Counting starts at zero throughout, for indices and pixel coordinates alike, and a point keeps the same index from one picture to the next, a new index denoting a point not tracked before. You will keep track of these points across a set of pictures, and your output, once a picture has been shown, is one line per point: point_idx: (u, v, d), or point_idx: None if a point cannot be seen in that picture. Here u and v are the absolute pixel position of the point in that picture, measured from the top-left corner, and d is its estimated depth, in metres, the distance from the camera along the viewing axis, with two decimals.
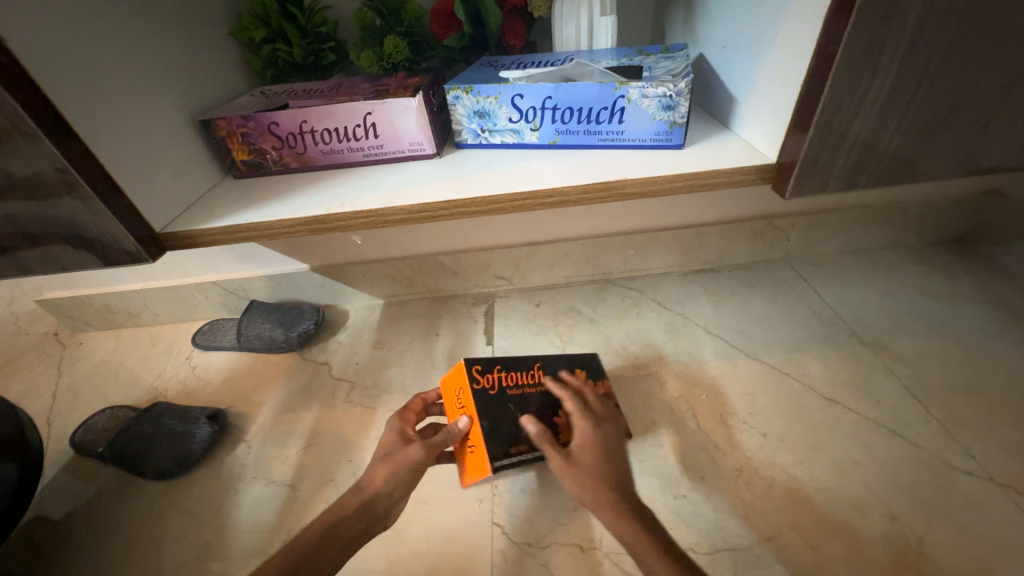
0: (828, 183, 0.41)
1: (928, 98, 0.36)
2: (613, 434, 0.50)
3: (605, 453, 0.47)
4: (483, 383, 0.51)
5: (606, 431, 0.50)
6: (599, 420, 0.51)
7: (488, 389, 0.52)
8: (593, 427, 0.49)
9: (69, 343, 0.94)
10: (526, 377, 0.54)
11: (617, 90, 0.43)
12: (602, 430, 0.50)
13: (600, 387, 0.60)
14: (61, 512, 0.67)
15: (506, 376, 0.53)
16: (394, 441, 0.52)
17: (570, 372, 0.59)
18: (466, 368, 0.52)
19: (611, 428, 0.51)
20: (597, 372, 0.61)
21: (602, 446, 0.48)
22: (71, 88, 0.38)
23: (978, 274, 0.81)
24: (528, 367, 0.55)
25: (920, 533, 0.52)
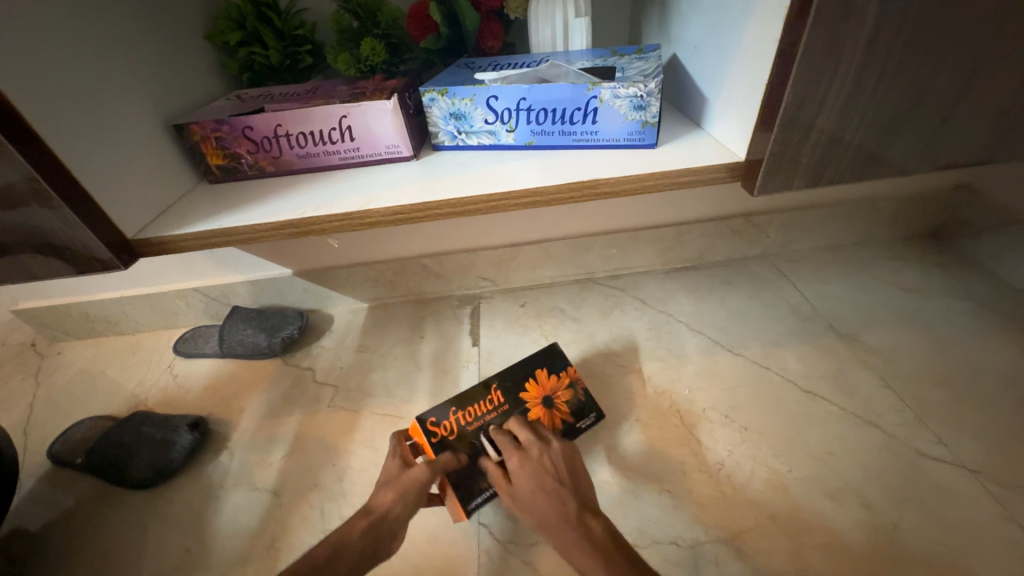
0: (795, 179, 0.42)
1: (888, 95, 0.37)
2: (546, 464, 0.53)
3: (538, 489, 0.50)
4: (441, 432, 0.59)
5: (535, 466, 0.52)
6: (527, 458, 0.53)
7: (446, 436, 0.59)
8: (522, 468, 0.52)
9: (46, 352, 0.92)
10: (484, 405, 0.62)
11: (589, 90, 0.43)
12: (531, 466, 0.52)
13: (565, 376, 0.66)
14: (37, 524, 0.66)
15: (463, 414, 0.61)
16: (395, 466, 0.54)
17: (533, 377, 0.66)
18: (422, 424, 0.59)
19: (540, 460, 0.53)
20: (560, 361, 0.67)
21: (533, 483, 0.51)
22: (37, 94, 0.37)
23: (951, 267, 0.83)
24: (483, 395, 0.63)
25: (896, 522, 0.53)
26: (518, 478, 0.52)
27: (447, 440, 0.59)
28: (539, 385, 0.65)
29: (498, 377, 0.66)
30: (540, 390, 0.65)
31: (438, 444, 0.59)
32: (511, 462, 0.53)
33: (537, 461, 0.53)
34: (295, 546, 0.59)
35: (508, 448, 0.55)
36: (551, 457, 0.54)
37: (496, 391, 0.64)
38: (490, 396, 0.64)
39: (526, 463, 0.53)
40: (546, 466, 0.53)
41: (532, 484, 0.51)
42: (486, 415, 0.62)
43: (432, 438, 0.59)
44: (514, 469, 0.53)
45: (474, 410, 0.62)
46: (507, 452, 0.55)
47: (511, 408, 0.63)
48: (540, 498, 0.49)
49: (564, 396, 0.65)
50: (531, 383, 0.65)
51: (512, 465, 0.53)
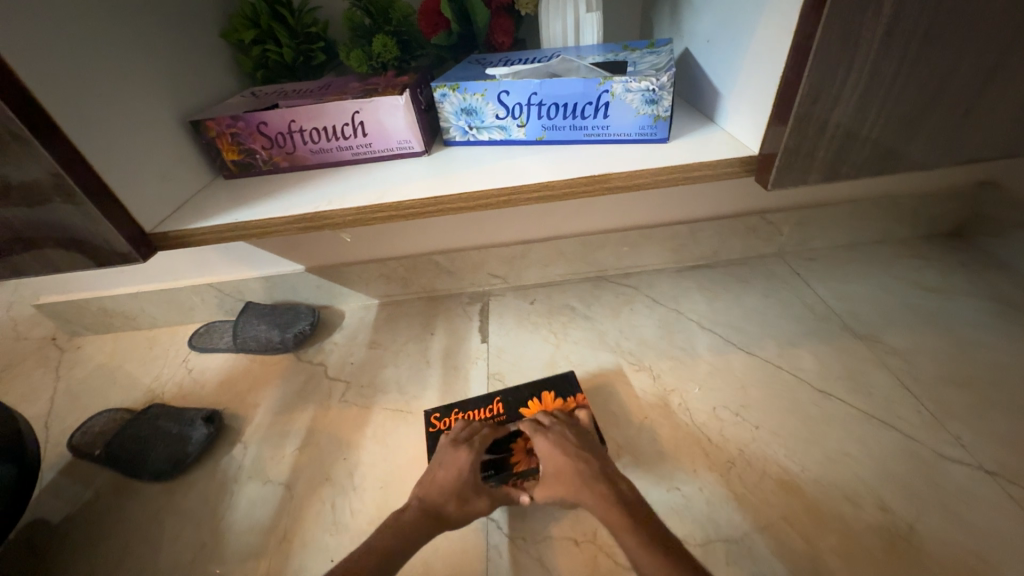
0: (809, 174, 0.41)
1: (907, 86, 0.36)
2: (573, 437, 0.55)
3: (564, 455, 0.53)
4: (439, 425, 0.65)
5: (559, 439, 0.55)
6: (554, 432, 0.56)
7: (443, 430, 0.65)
8: (548, 440, 0.55)
9: (67, 347, 0.95)
10: (482, 412, 0.66)
11: (601, 85, 0.43)
12: (556, 438, 0.55)
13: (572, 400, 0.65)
14: (59, 514, 0.68)
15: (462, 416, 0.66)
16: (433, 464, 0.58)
17: (536, 398, 0.66)
18: (427, 414, 0.67)
19: (565, 433, 0.56)
20: (570, 389, 0.66)
21: (562, 451, 0.53)
22: (60, 91, 0.38)
23: (972, 266, 0.81)
24: (485, 403, 0.67)
25: (914, 524, 0.52)
26: (545, 446, 0.54)
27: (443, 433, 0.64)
28: (540, 405, 0.65)
29: (504, 392, 0.68)
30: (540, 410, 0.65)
31: (433, 434, 0.65)
32: (536, 436, 0.56)
33: (561, 435, 0.56)
34: (308, 538, 0.60)
35: (531, 426, 0.58)
36: (577, 432, 0.57)
37: (498, 402, 0.67)
38: (491, 405, 0.66)
39: (550, 435, 0.56)
40: (569, 438, 0.55)
41: (559, 450, 0.54)
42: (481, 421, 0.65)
43: (431, 429, 0.65)
44: (541, 440, 0.55)
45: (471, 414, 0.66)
46: (531, 429, 0.57)
47: (506, 420, 0.64)
48: (566, 463, 0.52)
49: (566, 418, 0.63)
50: (532, 402, 0.66)
51: (539, 437, 0.56)
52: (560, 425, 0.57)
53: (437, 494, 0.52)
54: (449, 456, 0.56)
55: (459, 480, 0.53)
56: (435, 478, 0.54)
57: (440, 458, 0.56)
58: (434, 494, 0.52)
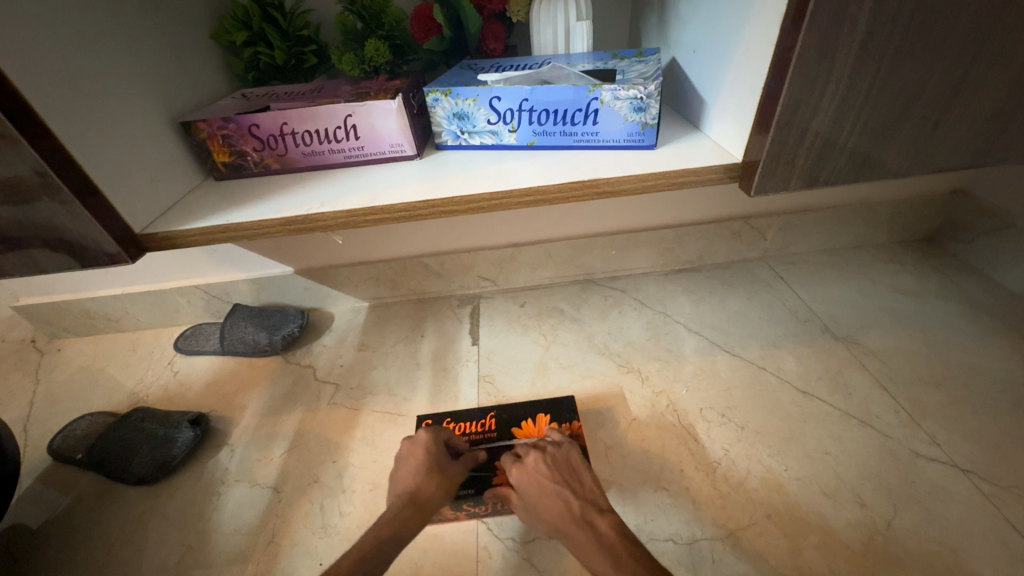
0: (791, 180, 0.43)
1: (881, 98, 0.38)
2: (549, 468, 0.54)
3: (542, 494, 0.51)
4: None
5: (538, 473, 0.53)
6: (530, 464, 0.55)
7: None
8: (524, 475, 0.53)
9: (46, 349, 0.93)
10: (474, 425, 0.66)
11: (590, 92, 0.44)
12: (533, 473, 0.53)
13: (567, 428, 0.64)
14: (38, 520, 0.66)
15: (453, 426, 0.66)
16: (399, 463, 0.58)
17: (531, 419, 0.66)
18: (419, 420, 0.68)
19: (541, 463, 0.54)
20: (568, 414, 0.66)
21: (539, 487, 0.52)
22: (48, 90, 0.38)
23: (946, 271, 0.84)
24: (478, 417, 0.67)
25: (891, 520, 0.54)
26: (523, 481, 0.53)
27: None
28: (532, 428, 0.65)
29: (500, 408, 0.68)
30: (531, 433, 0.64)
31: None
32: (513, 472, 0.54)
33: (538, 467, 0.54)
34: (296, 541, 0.59)
35: (508, 460, 0.56)
36: (554, 460, 0.55)
37: (491, 417, 0.67)
38: (484, 419, 0.67)
39: (526, 469, 0.54)
40: (546, 468, 0.54)
41: (536, 488, 0.52)
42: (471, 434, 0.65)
43: None
44: (517, 475, 0.54)
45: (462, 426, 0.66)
46: (508, 463, 0.56)
47: (497, 436, 0.64)
48: (545, 504, 0.51)
49: None
50: (525, 423, 0.66)
51: (515, 472, 0.54)
52: (535, 455, 0.55)
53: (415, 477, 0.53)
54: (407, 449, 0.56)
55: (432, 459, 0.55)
56: (403, 470, 0.54)
57: (398, 454, 0.57)
58: (412, 477, 0.53)
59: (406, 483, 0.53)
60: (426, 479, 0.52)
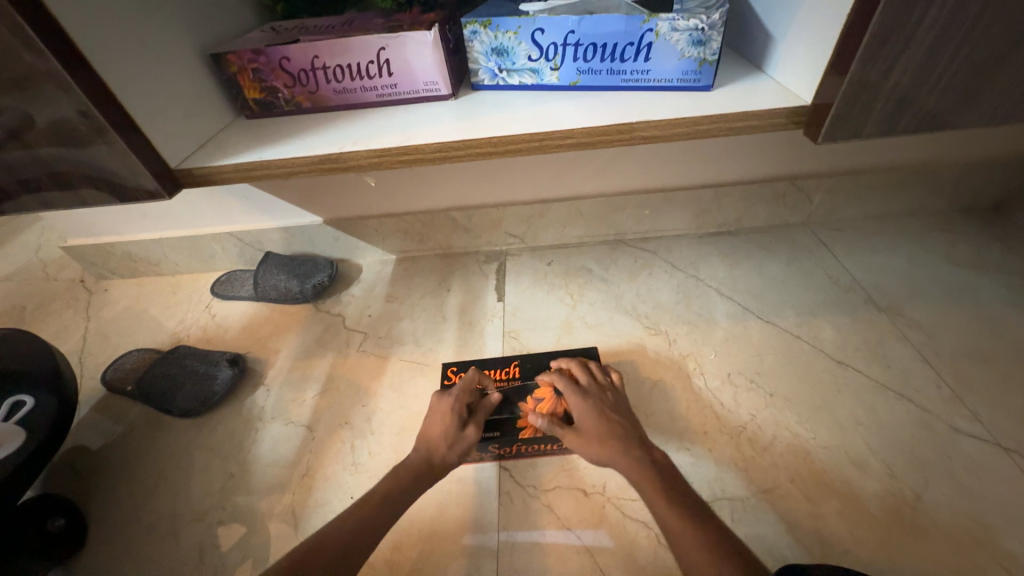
0: (864, 127, 0.39)
1: (989, 29, 0.33)
2: (609, 403, 0.54)
3: (597, 420, 0.52)
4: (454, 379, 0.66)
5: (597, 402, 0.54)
6: (592, 396, 0.55)
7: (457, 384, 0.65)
8: (586, 401, 0.54)
9: (95, 289, 0.98)
10: (498, 373, 0.65)
11: (645, 22, 0.40)
12: (591, 400, 0.54)
13: None
14: (97, 442, 0.72)
15: None
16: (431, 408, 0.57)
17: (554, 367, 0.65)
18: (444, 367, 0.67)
19: (602, 399, 0.55)
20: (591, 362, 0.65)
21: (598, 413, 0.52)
22: (83, 15, 0.37)
23: (1012, 243, 0.77)
24: (501, 365, 0.66)
25: (922, 493, 0.53)
26: (582, 407, 0.53)
27: None
28: None
29: (522, 357, 0.67)
30: None
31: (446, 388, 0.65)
32: (573, 397, 0.55)
33: (600, 400, 0.54)
34: (329, 475, 0.63)
35: (568, 384, 0.56)
36: (614, 399, 0.55)
37: (514, 365, 0.66)
38: (508, 368, 0.66)
39: (588, 398, 0.54)
40: (605, 403, 0.54)
41: (591, 413, 0.52)
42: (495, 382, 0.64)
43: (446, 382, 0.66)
44: (578, 401, 0.54)
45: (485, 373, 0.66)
46: (568, 388, 0.56)
47: (521, 383, 0.63)
48: (597, 429, 0.51)
49: None
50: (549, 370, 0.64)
51: (576, 399, 0.54)
52: (598, 390, 0.56)
53: (431, 441, 0.53)
54: (438, 404, 0.56)
55: (442, 427, 0.54)
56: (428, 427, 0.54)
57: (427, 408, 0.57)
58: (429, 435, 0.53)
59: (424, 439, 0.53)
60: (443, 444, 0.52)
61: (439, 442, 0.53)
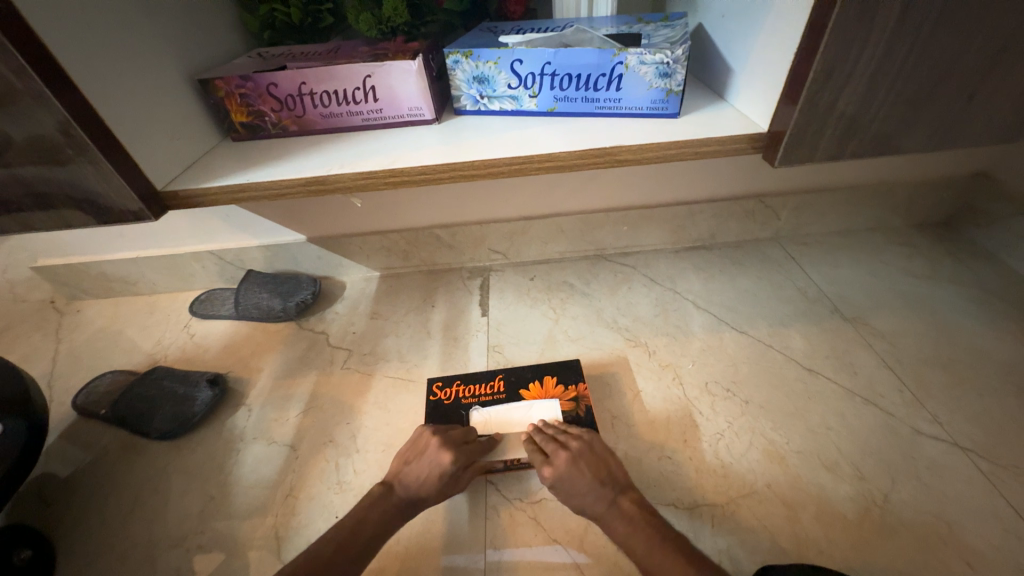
0: (816, 152, 0.42)
1: (918, 67, 0.37)
2: (579, 462, 0.53)
3: (588, 475, 0.51)
4: (440, 395, 0.67)
5: (569, 466, 0.52)
6: (560, 462, 0.53)
7: (443, 399, 0.66)
8: (558, 473, 0.52)
9: (67, 309, 0.95)
10: (483, 388, 0.66)
11: (615, 56, 0.43)
12: (574, 451, 0.54)
13: (572, 389, 0.65)
14: (67, 469, 0.69)
15: (463, 388, 0.67)
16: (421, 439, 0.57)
17: (538, 380, 0.67)
18: (429, 383, 0.68)
19: (572, 459, 0.53)
20: (574, 377, 0.67)
21: (575, 481, 0.51)
22: (72, 42, 0.38)
23: (961, 255, 0.83)
24: (486, 380, 0.67)
25: (887, 493, 0.55)
26: (558, 480, 0.52)
27: (443, 403, 0.66)
28: (541, 389, 0.66)
29: (507, 371, 0.69)
30: (541, 393, 0.65)
31: (432, 403, 0.66)
32: (545, 469, 0.53)
33: (571, 463, 0.52)
34: (312, 494, 0.62)
35: (538, 457, 0.55)
36: (584, 454, 0.54)
37: (500, 379, 0.68)
38: (493, 382, 0.67)
39: (560, 467, 0.53)
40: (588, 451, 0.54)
41: (579, 467, 0.52)
42: (480, 396, 0.66)
43: (432, 397, 0.67)
44: (551, 474, 0.53)
45: (471, 388, 0.67)
46: (538, 461, 0.54)
47: (506, 397, 0.65)
48: (591, 485, 0.51)
49: (564, 405, 0.64)
50: (534, 384, 0.66)
51: (548, 471, 0.53)
52: (565, 451, 0.54)
53: (417, 482, 0.53)
54: (427, 442, 0.56)
55: (432, 467, 0.54)
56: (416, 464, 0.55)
57: (417, 442, 0.57)
58: (418, 475, 0.54)
59: (411, 478, 0.54)
60: (429, 484, 0.53)
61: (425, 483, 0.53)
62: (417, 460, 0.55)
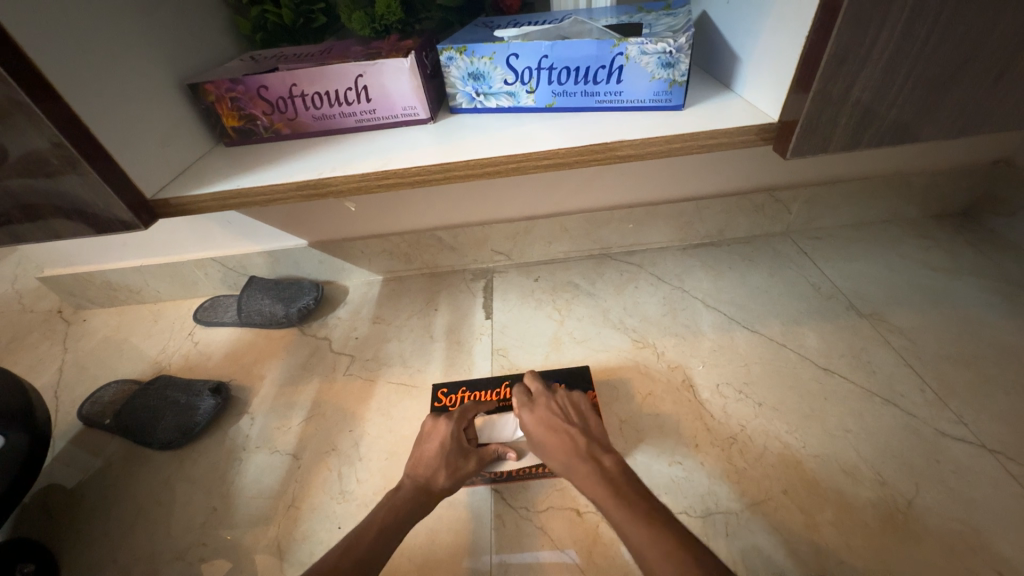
0: (830, 142, 0.40)
1: (940, 48, 0.34)
2: (556, 409, 0.54)
3: (552, 431, 0.51)
4: (445, 401, 0.65)
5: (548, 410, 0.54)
6: (539, 405, 0.55)
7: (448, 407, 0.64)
8: (533, 414, 0.54)
9: (73, 319, 0.95)
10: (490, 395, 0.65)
11: (615, 46, 0.41)
12: (543, 411, 0.54)
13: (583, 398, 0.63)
14: (72, 480, 0.69)
15: (469, 395, 0.65)
16: (430, 428, 0.56)
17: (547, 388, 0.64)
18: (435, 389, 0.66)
19: (551, 405, 0.55)
20: (584, 384, 0.64)
21: (546, 423, 0.52)
22: (55, 50, 0.37)
23: (983, 247, 0.80)
24: (493, 386, 0.65)
25: (912, 498, 0.53)
26: (531, 419, 0.53)
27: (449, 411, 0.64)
28: None
29: (512, 376, 0.67)
30: None
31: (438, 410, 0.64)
32: (524, 409, 0.55)
33: (550, 408, 0.54)
34: (315, 504, 0.61)
35: (521, 398, 0.57)
36: (563, 404, 0.55)
37: (507, 387, 0.66)
38: (499, 390, 0.65)
39: (537, 408, 0.54)
40: (557, 411, 0.54)
41: (544, 426, 0.52)
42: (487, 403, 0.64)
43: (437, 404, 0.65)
44: (526, 413, 0.54)
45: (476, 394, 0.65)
46: (519, 402, 0.56)
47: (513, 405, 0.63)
48: (554, 441, 0.50)
49: None
50: None
51: (524, 410, 0.55)
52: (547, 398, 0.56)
53: (427, 468, 0.52)
54: (436, 431, 0.56)
55: (441, 453, 0.53)
56: (425, 452, 0.54)
57: (424, 431, 0.56)
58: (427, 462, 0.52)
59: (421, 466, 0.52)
60: (439, 469, 0.52)
61: (435, 469, 0.52)
62: (427, 449, 0.54)
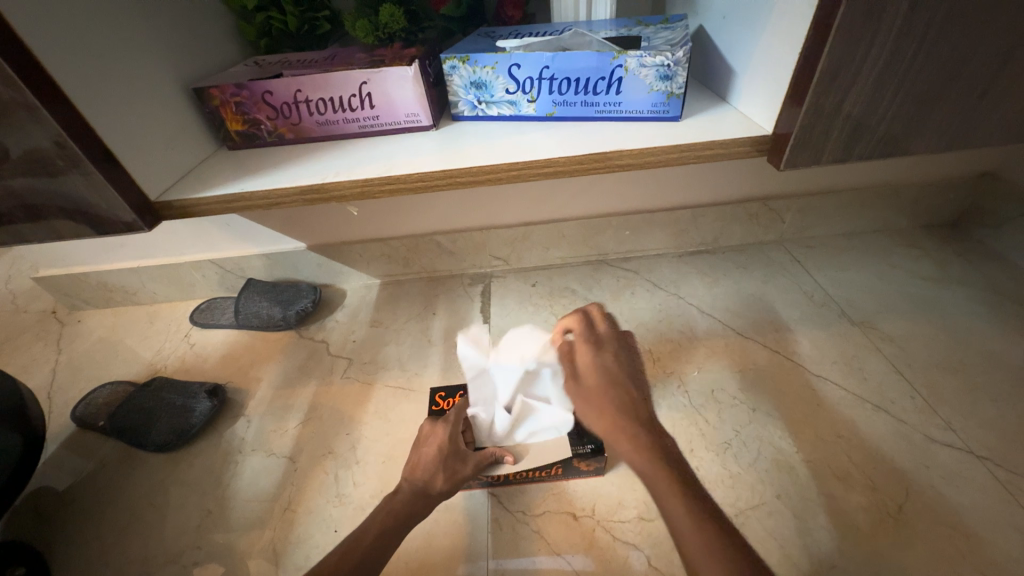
0: (822, 155, 0.41)
1: (927, 65, 0.36)
2: (624, 363, 0.48)
3: (612, 389, 0.45)
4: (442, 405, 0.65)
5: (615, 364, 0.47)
6: (605, 350, 0.49)
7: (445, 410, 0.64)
8: (597, 358, 0.48)
9: (67, 320, 0.95)
10: None
11: (615, 59, 0.42)
12: (609, 359, 0.48)
13: None
14: (64, 482, 0.69)
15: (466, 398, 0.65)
16: (426, 432, 0.55)
17: None
18: (432, 393, 0.67)
19: (619, 358, 0.48)
20: None
21: (611, 376, 0.46)
22: (63, 54, 0.38)
23: (970, 257, 0.82)
24: None
25: (902, 503, 0.54)
26: (592, 362, 0.47)
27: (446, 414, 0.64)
28: None
29: None
30: None
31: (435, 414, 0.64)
32: (586, 351, 0.48)
33: (617, 361, 0.48)
34: (311, 507, 0.61)
35: (584, 334, 0.50)
36: (631, 359, 0.48)
37: None
38: None
39: (602, 355, 0.48)
40: (625, 366, 0.47)
41: (605, 376, 0.46)
42: None
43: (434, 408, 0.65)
44: (589, 354, 0.48)
45: None
46: (582, 338, 0.50)
47: None
48: (613, 402, 0.44)
49: None
50: None
51: (588, 351, 0.48)
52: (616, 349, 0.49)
53: (424, 475, 0.51)
54: (433, 435, 0.54)
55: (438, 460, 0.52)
56: (421, 458, 0.53)
57: (421, 435, 0.55)
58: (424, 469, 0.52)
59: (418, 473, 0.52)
60: (436, 475, 0.52)
61: (432, 476, 0.51)
62: (423, 454, 0.53)
